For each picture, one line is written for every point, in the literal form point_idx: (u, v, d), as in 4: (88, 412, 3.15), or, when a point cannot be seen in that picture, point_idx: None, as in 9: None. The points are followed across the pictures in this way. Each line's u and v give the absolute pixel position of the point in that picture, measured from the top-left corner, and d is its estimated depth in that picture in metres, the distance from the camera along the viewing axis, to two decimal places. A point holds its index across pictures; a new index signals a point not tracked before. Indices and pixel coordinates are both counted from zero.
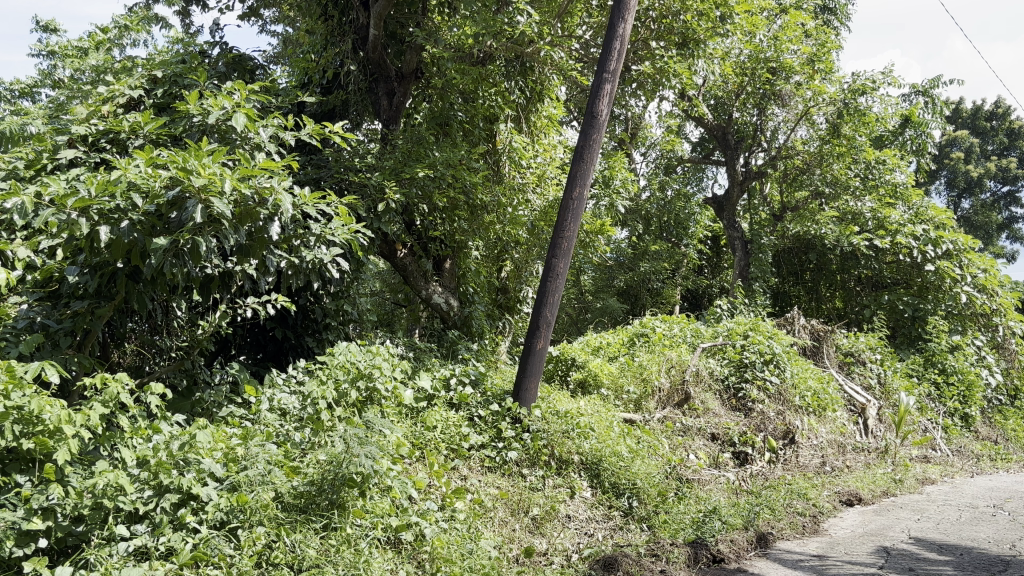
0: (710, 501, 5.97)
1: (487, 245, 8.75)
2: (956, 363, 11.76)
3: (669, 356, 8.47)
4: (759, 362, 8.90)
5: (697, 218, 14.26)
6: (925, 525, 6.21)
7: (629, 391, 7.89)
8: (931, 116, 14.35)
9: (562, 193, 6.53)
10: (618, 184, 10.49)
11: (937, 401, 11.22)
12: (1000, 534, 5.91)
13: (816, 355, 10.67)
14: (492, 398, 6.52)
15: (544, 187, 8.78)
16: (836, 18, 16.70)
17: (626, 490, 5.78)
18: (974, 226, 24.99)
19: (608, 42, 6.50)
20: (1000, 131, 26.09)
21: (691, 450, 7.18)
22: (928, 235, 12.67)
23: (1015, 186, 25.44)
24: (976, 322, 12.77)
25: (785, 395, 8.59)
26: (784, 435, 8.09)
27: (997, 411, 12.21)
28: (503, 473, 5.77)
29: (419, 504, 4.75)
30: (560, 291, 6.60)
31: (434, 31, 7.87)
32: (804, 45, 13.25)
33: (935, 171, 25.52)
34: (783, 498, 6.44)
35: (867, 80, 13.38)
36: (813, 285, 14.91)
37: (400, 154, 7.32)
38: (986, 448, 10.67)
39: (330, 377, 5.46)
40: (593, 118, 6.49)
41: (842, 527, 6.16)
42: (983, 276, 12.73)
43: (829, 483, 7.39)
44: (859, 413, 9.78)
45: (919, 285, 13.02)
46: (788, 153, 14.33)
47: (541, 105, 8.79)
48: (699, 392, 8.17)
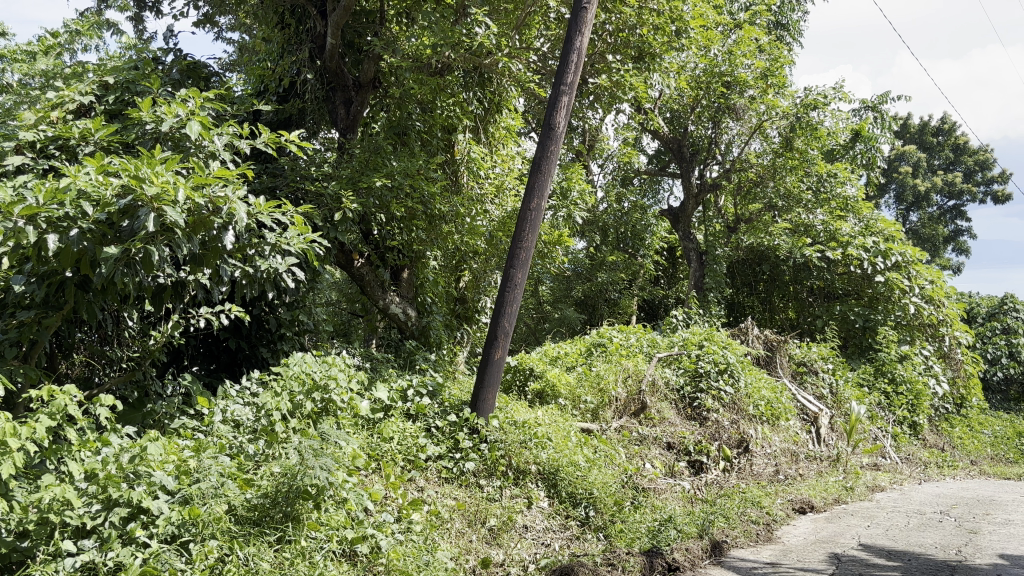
0: (665, 510, 6.03)
1: (445, 255, 8.72)
2: (905, 373, 12.06)
3: (626, 366, 8.52)
4: (714, 372, 9.02)
5: (653, 229, 14.30)
6: (874, 531, 6.34)
7: (586, 401, 7.90)
8: (880, 131, 14.70)
9: (521, 204, 6.53)
10: (575, 195, 10.55)
11: (887, 410, 11.47)
12: (946, 540, 6.05)
13: (769, 365, 10.82)
14: (449, 408, 6.50)
15: (503, 198, 8.87)
16: (789, 34, 17.03)
17: (582, 500, 5.81)
18: (921, 238, 25.56)
19: (565, 54, 6.54)
20: (946, 146, 26.81)
21: (647, 458, 7.23)
22: (878, 247, 13.01)
23: (960, 200, 26.16)
24: (923, 332, 13.23)
25: (739, 404, 8.75)
26: (738, 444, 8.21)
27: (943, 419, 12.68)
28: (461, 484, 5.74)
29: (375, 515, 4.73)
30: (519, 302, 6.59)
31: (392, 41, 7.87)
32: (758, 60, 13.39)
33: (884, 185, 26.11)
34: (737, 506, 6.50)
35: (819, 95, 13.64)
36: (765, 296, 15.12)
37: (357, 164, 7.27)
38: (933, 456, 10.96)
39: (285, 388, 5.39)
40: (551, 129, 6.52)
41: (795, 534, 6.25)
42: (930, 287, 13.15)
43: (782, 491, 7.50)
44: (811, 422, 9.96)
45: (869, 296, 13.35)
46: (743, 165, 14.63)
47: (499, 116, 8.87)
48: (655, 401, 8.25)
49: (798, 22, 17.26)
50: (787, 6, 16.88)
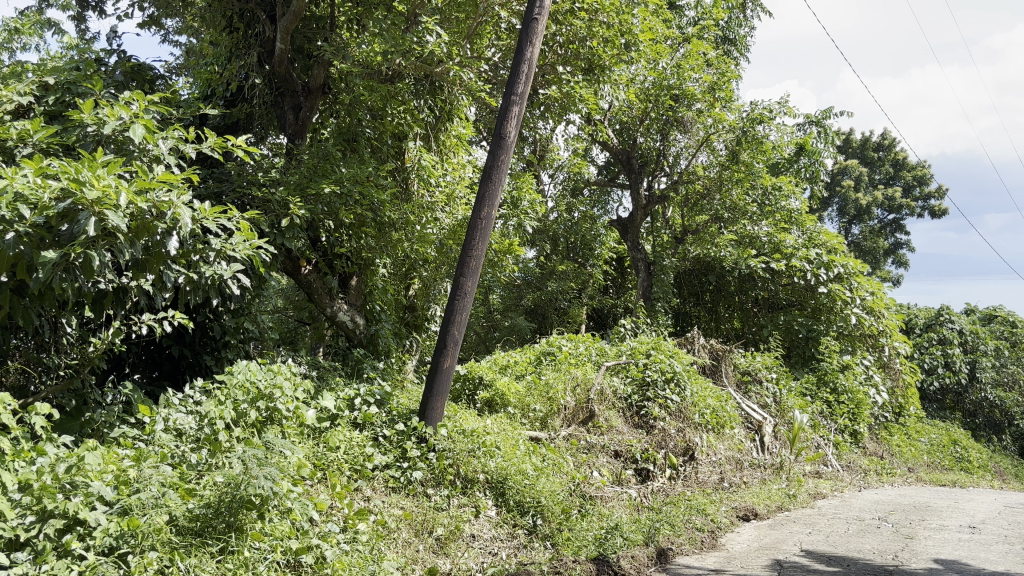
0: (612, 517, 6.08)
1: (394, 262, 8.61)
2: (846, 383, 12.36)
3: (575, 375, 8.56)
4: (661, 381, 9.13)
5: (603, 240, 14.61)
6: (816, 538, 6.46)
7: (535, 409, 7.88)
8: (823, 146, 15.07)
9: (471, 213, 6.52)
10: (526, 205, 10.58)
11: (828, 418, 11.74)
12: (884, 545, 6.19)
13: (714, 374, 11.01)
14: (398, 417, 6.45)
15: (453, 206, 8.85)
16: (736, 49, 17.35)
17: (530, 508, 5.82)
18: (863, 251, 26.16)
19: (516, 64, 6.57)
20: (886, 161, 27.55)
21: (595, 467, 7.27)
22: (821, 260, 13.43)
23: (900, 214, 26.89)
24: (864, 343, 13.60)
25: (685, 412, 8.88)
26: (684, 452, 8.32)
27: (883, 428, 13.03)
28: (408, 494, 5.70)
29: (321, 525, 4.67)
30: (468, 310, 6.57)
31: (342, 47, 7.80)
32: (706, 74, 13.60)
33: (827, 198, 26.71)
34: (682, 514, 6.58)
35: (764, 109, 13.91)
36: (711, 306, 15.36)
37: (305, 170, 7.20)
38: (872, 464, 11.25)
39: (228, 397, 5.31)
40: (501, 139, 6.53)
41: (738, 541, 6.34)
42: (871, 299, 13.60)
43: (726, 499, 7.60)
44: (756, 430, 10.12)
45: (812, 307, 13.73)
46: (690, 177, 14.48)
47: (450, 124, 8.80)
48: (603, 409, 8.31)
49: (744, 37, 17.62)
50: (735, 22, 17.21)
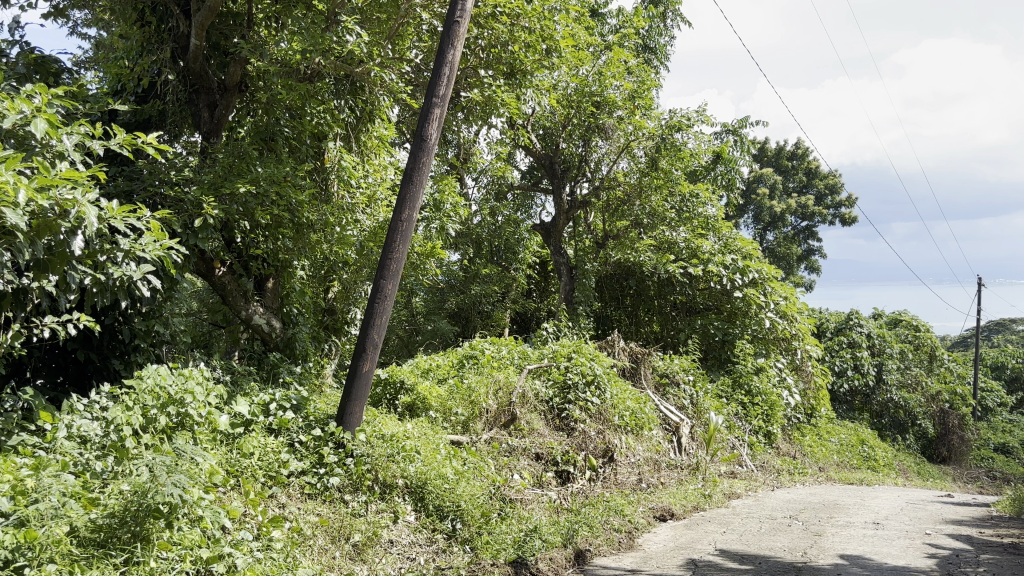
0: (531, 520, 6.12)
1: (313, 265, 8.59)
2: (760, 385, 12.85)
3: (497, 378, 8.56)
4: (581, 384, 9.25)
5: (526, 243, 14.69)
6: (729, 537, 6.61)
7: (457, 413, 7.84)
8: (739, 154, 15.49)
9: (391, 214, 6.44)
10: (449, 207, 10.55)
11: (744, 420, 12.13)
12: (794, 543, 6.38)
13: (634, 376, 11.14)
14: (314, 423, 6.32)
15: (374, 208, 8.74)
16: (657, 57, 17.66)
17: (449, 513, 5.81)
18: (777, 257, 26.90)
19: (437, 67, 6.53)
20: (799, 170, 28.44)
21: (516, 469, 7.28)
22: (736, 265, 13.91)
23: (812, 221, 27.79)
24: (777, 346, 14.17)
25: (605, 414, 9.04)
26: (604, 454, 8.43)
27: (795, 428, 13.64)
28: (324, 500, 5.61)
29: (233, 533, 4.56)
30: (389, 314, 6.48)
31: (260, 45, 7.66)
32: (626, 82, 13.73)
33: (743, 205, 27.40)
34: (600, 514, 6.66)
35: (683, 117, 14.18)
36: (632, 310, 15.41)
37: (220, 169, 7.04)
38: (785, 463, 11.68)
39: (137, 403, 5.14)
40: (423, 141, 6.49)
41: (655, 541, 6.46)
42: (784, 303, 14.21)
43: (644, 500, 7.72)
44: (673, 431, 10.30)
45: (728, 311, 14.11)
46: (611, 184, 14.50)
47: (371, 125, 8.72)
48: (524, 412, 8.34)
49: (665, 46, 17.94)
50: (655, 30, 17.50)
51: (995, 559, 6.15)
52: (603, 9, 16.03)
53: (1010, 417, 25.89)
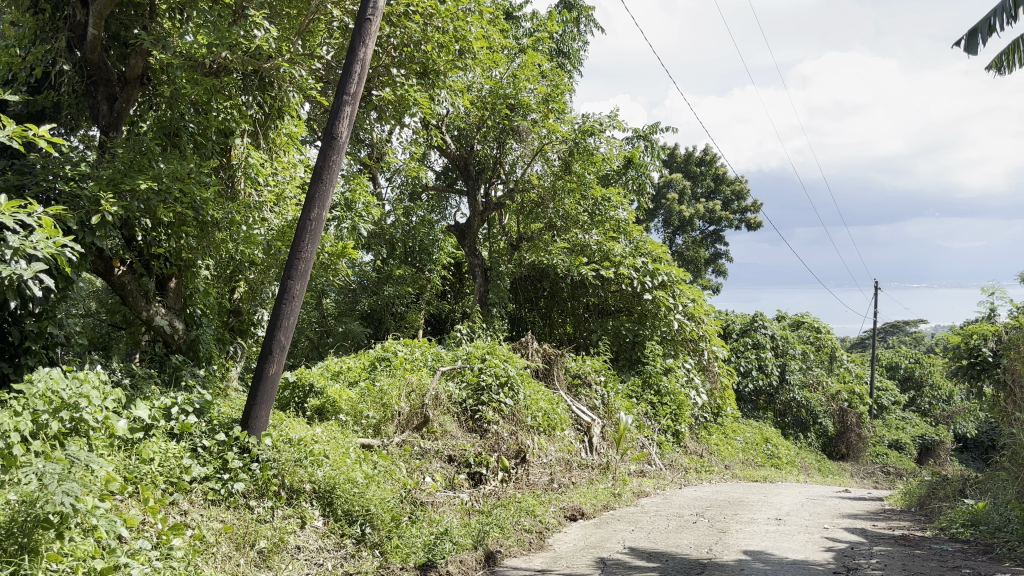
0: (442, 523, 6.10)
1: (218, 264, 8.36)
2: (669, 386, 13.26)
3: (409, 381, 8.48)
4: (495, 385, 9.27)
5: (441, 244, 14.67)
6: (638, 535, 6.71)
7: (368, 416, 7.70)
8: (650, 160, 15.80)
9: (300, 214, 6.30)
10: (360, 207, 10.43)
11: (653, 419, 12.47)
12: (700, 540, 6.52)
13: (547, 378, 11.20)
14: (218, 427, 6.12)
15: (282, 207, 8.61)
16: (570, 62, 17.85)
17: (359, 517, 5.73)
18: (686, 260, 27.53)
19: (348, 64, 6.42)
20: (707, 176, 29.12)
21: (427, 472, 7.22)
22: (646, 268, 14.17)
23: (719, 226, 28.54)
24: (686, 346, 14.73)
25: (517, 416, 9.09)
26: (516, 455, 8.45)
27: (702, 427, 14.04)
28: (228, 506, 5.45)
29: (130, 543, 4.38)
30: (296, 315, 6.32)
31: (162, 37, 7.42)
32: (540, 85, 13.69)
33: (653, 209, 27.88)
34: (511, 515, 6.67)
35: (595, 122, 14.36)
36: (546, 311, 15.43)
37: (120, 164, 6.77)
38: (692, 462, 12.00)
39: (27, 407, 4.80)
40: (333, 139, 6.37)
41: (565, 541, 6.51)
42: (692, 305, 14.67)
43: (555, 499, 7.79)
44: (585, 431, 10.42)
45: (638, 313, 14.47)
46: (525, 186, 14.53)
47: (280, 122, 8.52)
48: (437, 414, 8.30)
49: (577, 51, 18.15)
50: (568, 36, 17.70)
51: (887, 550, 6.42)
52: (517, 12, 16.14)
53: (903, 414, 27.16)
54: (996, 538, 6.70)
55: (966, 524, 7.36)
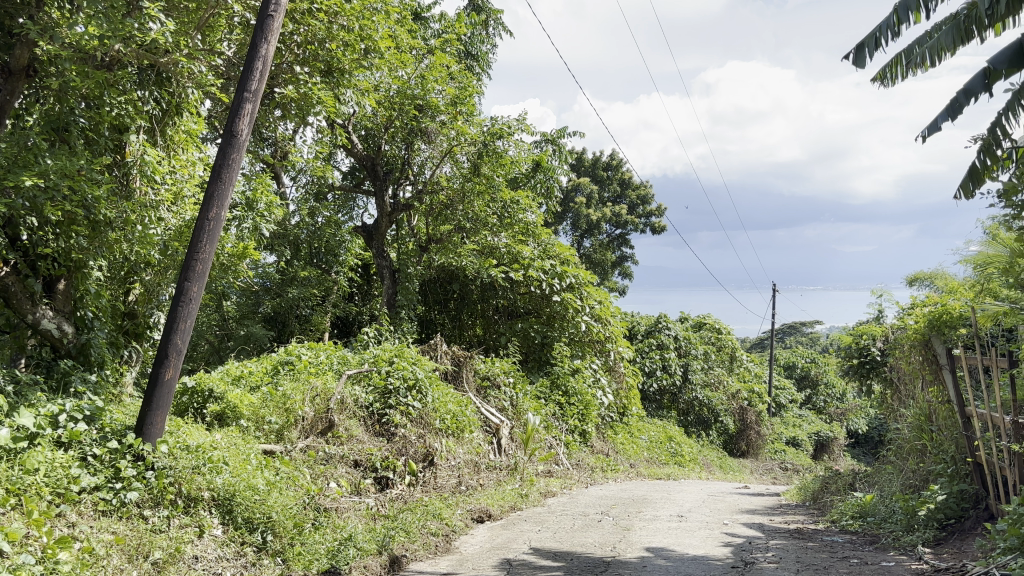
0: (346, 528, 6.04)
1: (111, 265, 8.00)
2: (576, 386, 13.53)
3: (313, 385, 8.28)
4: (402, 388, 9.21)
5: (347, 245, 14.44)
6: (543, 535, 6.78)
7: (270, 421, 7.50)
8: (558, 163, 16.01)
9: (198, 213, 6.11)
10: (262, 207, 10.16)
11: (561, 420, 12.67)
12: (604, 538, 6.62)
13: (456, 379, 11.15)
14: (110, 434, 5.84)
15: (181, 206, 8.34)
16: (478, 65, 17.92)
17: (259, 525, 5.61)
18: (593, 263, 27.98)
19: (249, 61, 6.26)
20: (614, 180, 29.63)
21: (332, 478, 7.11)
22: (555, 271, 14.53)
23: (625, 230, 29.07)
24: (592, 348, 15.04)
25: (426, 418, 9.07)
26: (424, 458, 8.46)
27: (608, 427, 14.33)
28: (120, 517, 5.22)
29: (12, 558, 4.15)
30: (194, 317, 6.11)
31: (50, 27, 7.07)
32: (449, 87, 13.58)
33: (561, 212, 28.12)
34: (418, 519, 6.65)
35: (504, 125, 14.40)
36: (456, 314, 15.33)
37: (3, 159, 6.42)
38: (598, 461, 12.23)
39: None
40: (233, 137, 6.20)
41: (471, 543, 6.53)
42: (600, 307, 15.15)
43: (462, 501, 7.80)
44: (494, 433, 10.45)
45: (547, 315, 14.78)
46: (434, 188, 14.39)
47: (178, 118, 8.28)
48: (342, 419, 8.18)
49: (486, 54, 18.17)
50: (476, 38, 17.69)
51: (782, 544, 6.64)
52: (425, 13, 16.08)
53: (799, 411, 28.23)
54: (882, 528, 7.04)
55: (855, 516, 7.71)
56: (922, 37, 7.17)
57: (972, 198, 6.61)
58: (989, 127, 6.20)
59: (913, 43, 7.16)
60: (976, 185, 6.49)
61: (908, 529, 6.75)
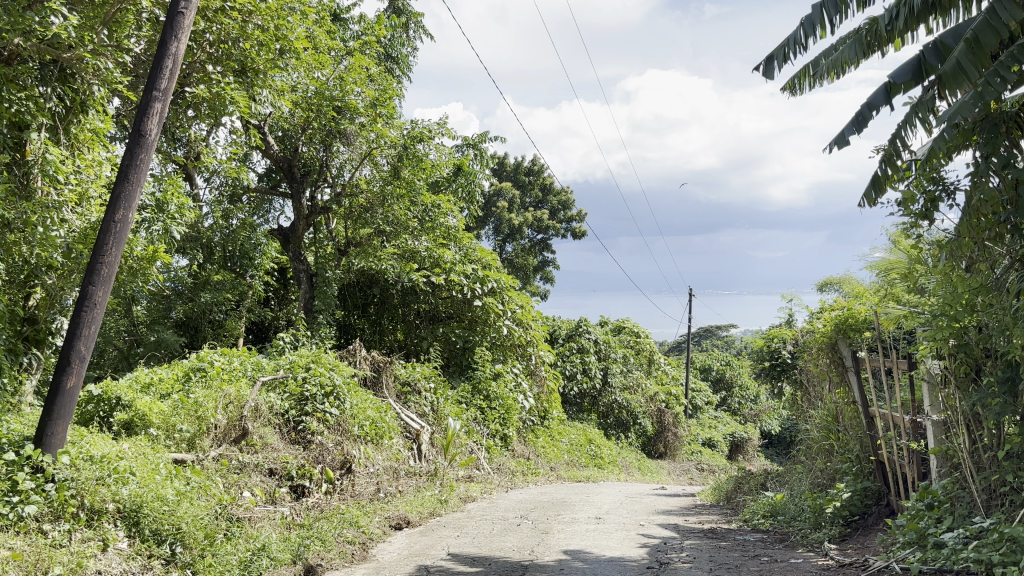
0: (259, 538, 5.91)
1: (10, 267, 7.66)
2: (497, 390, 13.52)
3: (227, 392, 8.08)
4: (320, 395, 9.06)
5: (263, 249, 14.17)
6: (462, 540, 6.75)
7: (181, 429, 7.28)
8: (479, 168, 16.05)
9: (104, 215, 5.87)
10: (173, 209, 9.90)
11: (482, 424, 12.66)
12: (522, 542, 6.63)
13: (375, 386, 11.08)
14: (7, 446, 5.57)
15: (85, 207, 8.04)
16: (398, 67, 17.80)
17: (168, 536, 5.43)
18: (515, 267, 28.12)
19: (158, 58, 6.06)
20: (536, 186, 29.83)
21: (246, 487, 6.95)
22: (476, 275, 14.59)
23: (547, 235, 29.30)
24: (514, 352, 15.10)
25: (343, 425, 8.95)
26: (341, 465, 8.36)
27: (529, 430, 14.40)
28: (17, 532, 4.94)
29: None
30: (99, 323, 5.88)
31: None
32: (368, 88, 13.37)
33: (483, 217, 28.10)
34: (333, 527, 6.55)
35: (424, 128, 14.48)
36: (376, 319, 15.21)
37: None
38: (519, 464, 12.29)
39: None
40: (140, 136, 6.00)
41: (389, 550, 6.46)
42: (521, 311, 15.24)
43: (380, 508, 7.71)
44: (414, 439, 10.41)
45: (469, 319, 14.72)
46: (352, 190, 14.12)
47: (85, 117, 7.98)
48: (257, 427, 8.00)
49: (406, 57, 18.07)
50: (397, 40, 17.59)
51: (696, 544, 6.77)
52: (345, 13, 15.91)
53: (715, 413, 28.87)
54: (792, 526, 7.24)
55: (765, 514, 7.92)
56: (828, 50, 7.43)
57: (874, 206, 6.86)
58: (890, 139, 6.45)
59: (820, 55, 7.41)
60: (879, 194, 6.74)
61: (815, 526, 6.95)
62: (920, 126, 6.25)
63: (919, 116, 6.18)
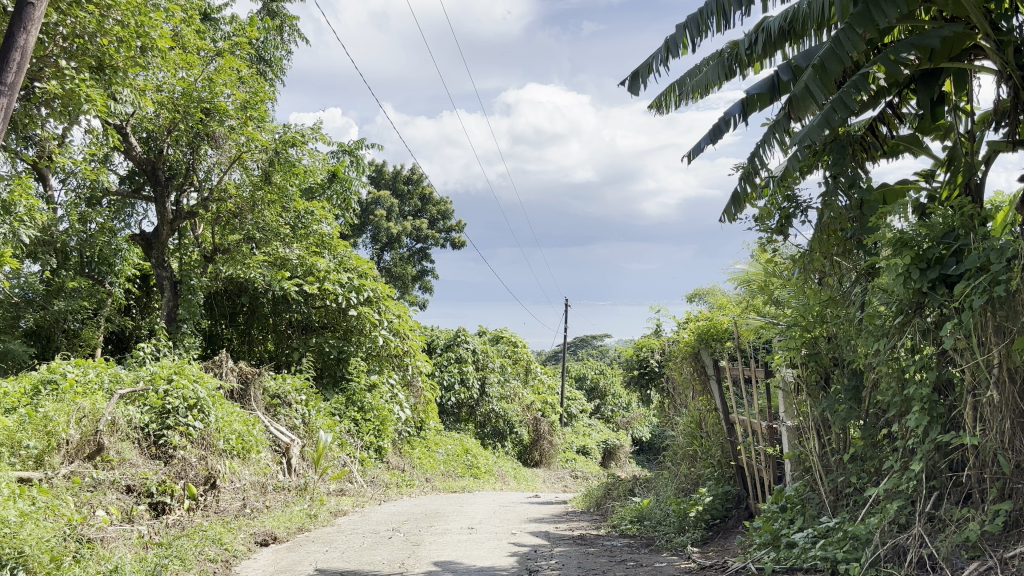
0: (112, 560, 5.60)
1: None
2: (372, 401, 13.36)
3: (80, 405, 7.59)
4: (182, 407, 8.66)
5: (124, 254, 13.47)
6: (331, 555, 6.61)
7: (28, 446, 6.78)
8: (355, 175, 15.89)
9: None
10: (21, 211, 9.23)
11: (356, 436, 12.50)
12: (393, 555, 6.55)
13: (242, 399, 10.68)
14: None
15: None
16: (271, 70, 17.38)
17: (9, 561, 5.02)
18: (393, 276, 27.85)
19: (4, 51, 5.68)
20: (414, 195, 29.73)
21: (99, 505, 6.59)
22: (351, 284, 14.40)
23: (425, 244, 29.21)
24: (390, 362, 14.98)
25: (208, 439, 8.60)
26: (205, 481, 8.10)
27: (405, 442, 14.28)
28: None
29: None
30: None
31: None
32: (237, 91, 12.99)
33: (360, 225, 27.63)
34: (194, 545, 6.28)
35: (296, 133, 14.11)
36: (244, 328, 14.81)
37: None
38: (393, 477, 12.18)
39: None
40: None
41: (254, 568, 6.27)
42: (397, 321, 15.14)
43: (245, 525, 7.47)
44: (283, 452, 10.13)
45: (344, 329, 14.57)
46: (221, 195, 13.39)
47: None
48: (113, 441, 7.60)
49: (280, 60, 17.67)
50: (270, 43, 17.18)
51: (565, 551, 6.87)
52: (215, 14, 15.43)
53: (588, 420, 29.46)
54: (657, 530, 7.46)
55: (633, 519, 8.13)
56: (693, 71, 7.74)
57: (733, 221, 7.16)
58: (749, 157, 6.75)
59: (685, 74, 7.70)
60: (738, 209, 7.05)
61: (679, 530, 7.17)
62: (776, 145, 6.57)
63: (776, 137, 6.50)
